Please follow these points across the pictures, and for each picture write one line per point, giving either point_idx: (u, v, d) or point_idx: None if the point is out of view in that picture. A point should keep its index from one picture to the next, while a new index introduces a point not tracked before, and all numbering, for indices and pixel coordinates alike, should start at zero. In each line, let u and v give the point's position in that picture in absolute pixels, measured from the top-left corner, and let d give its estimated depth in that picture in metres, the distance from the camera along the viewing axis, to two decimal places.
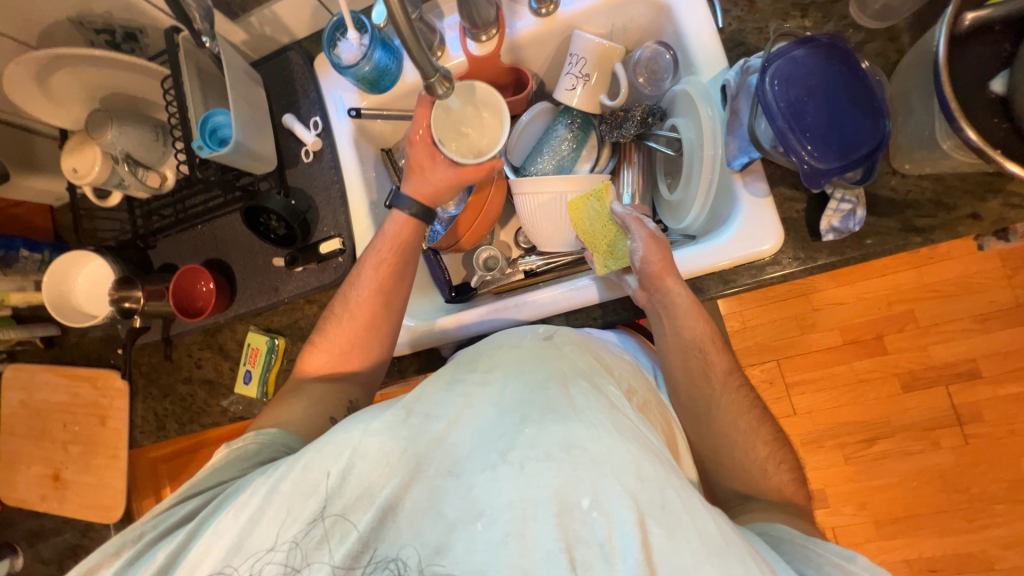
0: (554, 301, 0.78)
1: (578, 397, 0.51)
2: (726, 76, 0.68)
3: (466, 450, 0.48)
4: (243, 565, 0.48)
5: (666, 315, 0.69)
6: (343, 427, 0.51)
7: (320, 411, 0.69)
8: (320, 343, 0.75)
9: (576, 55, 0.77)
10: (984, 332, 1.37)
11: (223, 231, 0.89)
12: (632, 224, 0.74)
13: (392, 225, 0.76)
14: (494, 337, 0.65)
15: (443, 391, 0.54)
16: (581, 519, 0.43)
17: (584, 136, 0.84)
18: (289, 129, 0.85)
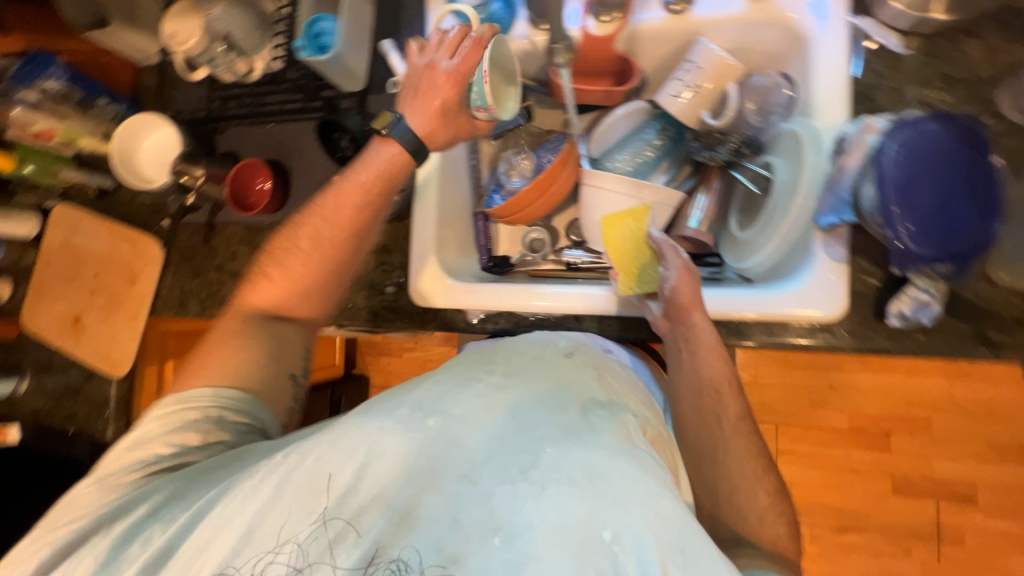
0: (576, 305, 0.77)
1: (596, 428, 0.54)
2: (843, 130, 0.65)
3: (482, 457, 0.50)
4: (255, 553, 0.48)
5: (686, 347, 0.69)
6: (355, 422, 0.53)
7: (279, 367, 0.70)
8: (266, 276, 0.72)
9: (693, 62, 0.73)
10: (995, 462, 1.32)
11: (289, 136, 0.89)
12: (667, 252, 0.72)
13: (380, 160, 0.70)
14: (518, 340, 0.72)
15: (457, 394, 0.56)
16: (602, 551, 0.44)
17: (670, 148, 0.83)
18: (383, 56, 0.83)
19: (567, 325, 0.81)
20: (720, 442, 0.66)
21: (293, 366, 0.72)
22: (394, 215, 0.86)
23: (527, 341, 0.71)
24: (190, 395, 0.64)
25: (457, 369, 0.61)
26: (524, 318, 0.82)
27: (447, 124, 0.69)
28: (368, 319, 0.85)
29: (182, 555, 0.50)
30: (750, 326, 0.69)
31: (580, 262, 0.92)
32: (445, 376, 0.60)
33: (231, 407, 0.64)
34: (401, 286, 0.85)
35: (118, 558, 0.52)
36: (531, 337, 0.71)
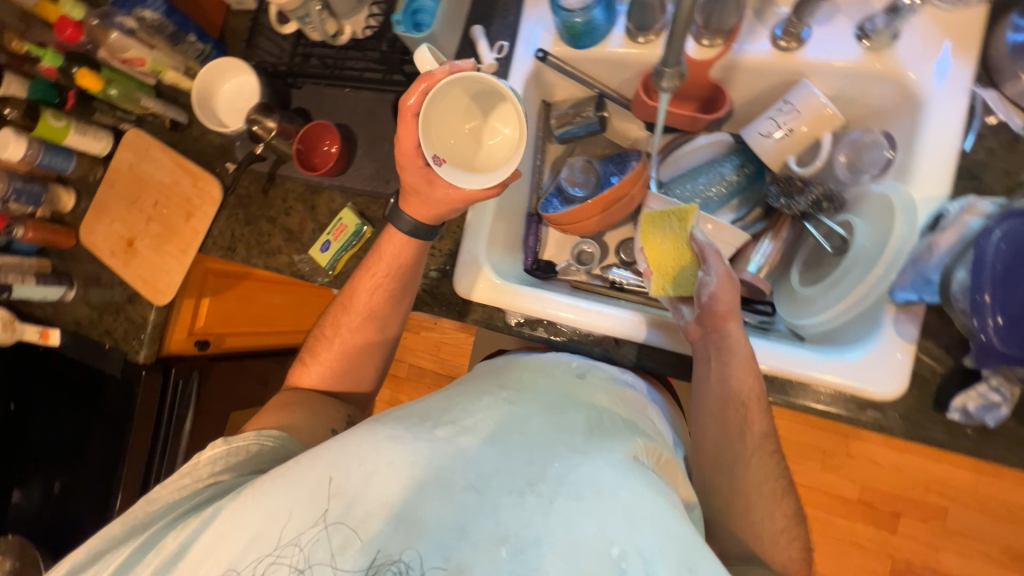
0: (604, 322, 0.77)
1: (601, 450, 0.55)
2: (943, 207, 0.60)
3: (491, 467, 0.51)
4: (260, 557, 0.48)
5: (717, 358, 0.66)
6: (366, 431, 0.55)
7: (321, 423, 0.71)
8: (309, 360, 0.79)
9: (791, 104, 0.69)
10: (1007, 568, 1.26)
11: (365, 104, 0.90)
12: (711, 256, 0.68)
13: (392, 245, 0.75)
14: (537, 357, 0.76)
15: (466, 407, 0.59)
16: (609, 568, 0.43)
17: (746, 186, 0.79)
18: (472, 41, 0.83)
19: (605, 347, 0.80)
20: (742, 463, 0.64)
21: (333, 421, 0.73)
22: None
23: (541, 360, 0.75)
24: (236, 442, 0.62)
25: (466, 390, 0.65)
26: (562, 329, 0.81)
27: (438, 200, 0.71)
28: None
29: (193, 554, 0.50)
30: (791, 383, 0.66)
31: (626, 282, 0.91)
32: (455, 397, 0.62)
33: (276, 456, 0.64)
34: (444, 272, 0.84)
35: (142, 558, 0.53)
36: (545, 358, 0.74)
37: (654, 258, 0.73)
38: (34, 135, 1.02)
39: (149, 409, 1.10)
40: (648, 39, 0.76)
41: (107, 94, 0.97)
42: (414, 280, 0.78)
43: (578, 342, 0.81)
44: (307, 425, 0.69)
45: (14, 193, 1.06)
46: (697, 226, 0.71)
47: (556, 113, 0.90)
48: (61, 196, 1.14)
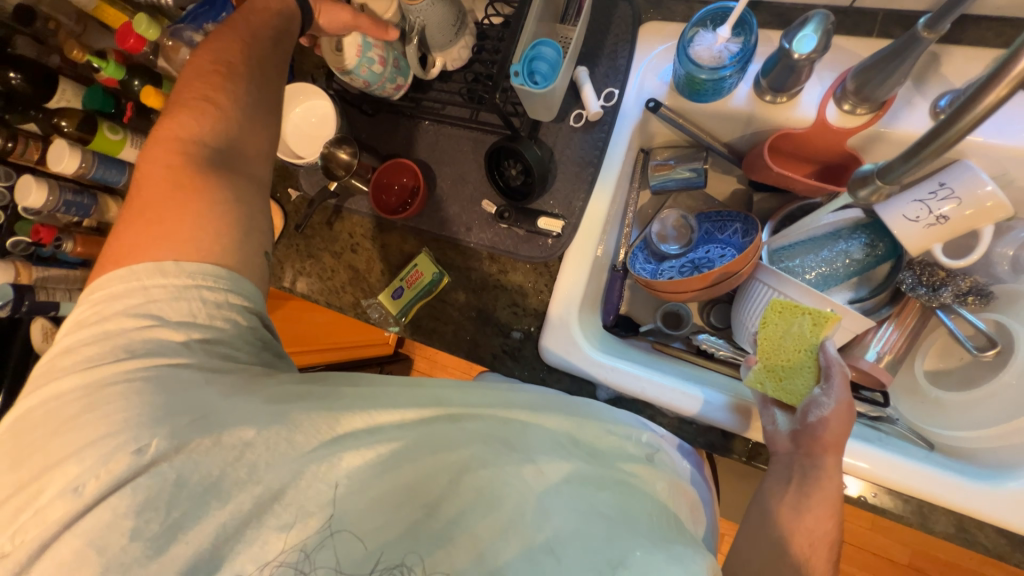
0: (679, 398, 0.70)
1: (677, 542, 0.54)
2: None
3: (567, 532, 0.54)
4: (316, 516, 0.50)
5: (798, 483, 0.58)
6: (472, 447, 0.58)
7: (253, 241, 0.58)
8: (188, 129, 0.58)
9: (948, 188, 0.61)
10: None
11: (447, 141, 0.84)
12: (836, 377, 0.61)
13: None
14: (603, 411, 0.68)
15: (555, 449, 0.61)
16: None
17: (870, 267, 0.72)
18: (575, 84, 0.76)
19: (709, 437, 0.73)
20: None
21: (265, 243, 0.60)
22: (541, 259, 0.77)
23: (615, 417, 0.68)
24: (175, 280, 0.51)
25: (555, 416, 0.64)
26: (662, 413, 0.75)
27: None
28: (485, 357, 0.80)
29: (285, 501, 0.50)
30: (904, 496, 0.61)
31: (718, 351, 0.81)
32: (547, 415, 0.63)
33: (235, 303, 0.54)
34: (528, 334, 0.78)
35: (228, 481, 0.48)
36: (610, 414, 0.67)
37: (766, 348, 0.67)
38: (89, 148, 0.95)
39: None
40: (779, 100, 0.68)
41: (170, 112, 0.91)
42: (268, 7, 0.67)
43: (679, 431, 0.74)
44: (232, 246, 0.55)
45: (65, 206, 1.00)
46: (830, 337, 0.64)
47: (655, 161, 0.83)
48: (110, 207, 1.09)
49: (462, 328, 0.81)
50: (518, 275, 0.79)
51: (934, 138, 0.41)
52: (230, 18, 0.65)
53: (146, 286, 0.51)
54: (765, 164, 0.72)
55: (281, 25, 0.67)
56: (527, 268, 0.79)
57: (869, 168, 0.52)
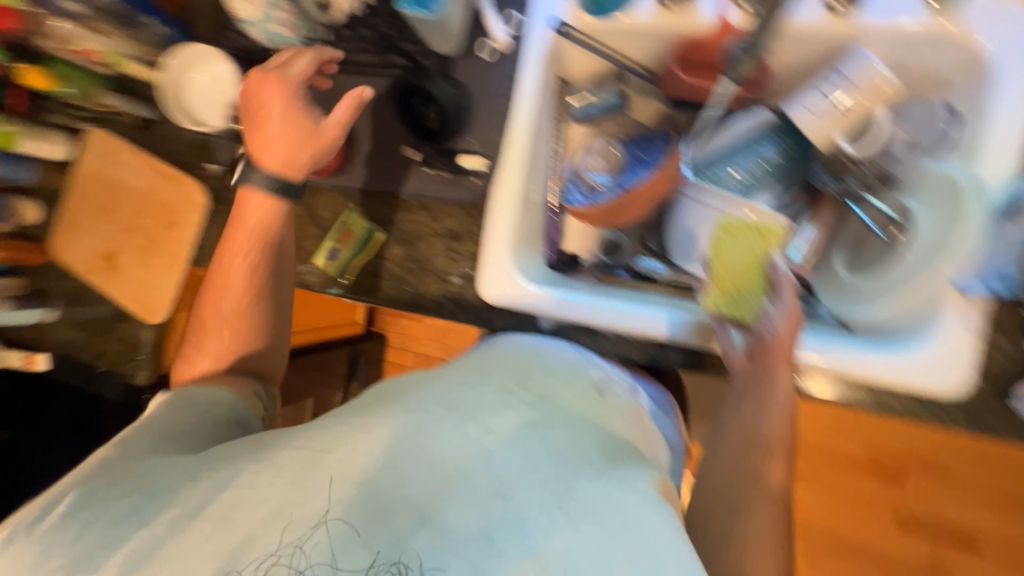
0: (616, 318, 0.71)
1: (624, 470, 0.54)
2: (1010, 190, 0.58)
3: (516, 476, 0.52)
4: (274, 530, 0.50)
5: (757, 395, 0.62)
6: (400, 422, 0.55)
7: (245, 388, 0.72)
8: (212, 328, 0.73)
9: (844, 76, 0.64)
10: (1000, 512, 1.39)
11: (361, 91, 0.81)
12: (786, 288, 0.63)
13: (252, 202, 0.72)
14: (547, 356, 0.68)
15: (492, 404, 0.57)
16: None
17: (788, 167, 0.73)
18: (479, 15, 0.75)
19: (650, 352, 0.77)
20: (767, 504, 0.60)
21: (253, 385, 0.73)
22: (468, 200, 0.77)
23: (563, 357, 0.69)
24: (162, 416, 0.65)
25: (497, 374, 0.62)
26: (600, 334, 0.77)
27: None
28: (430, 307, 0.80)
29: (207, 515, 0.51)
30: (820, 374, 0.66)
31: (658, 274, 0.84)
32: (480, 378, 0.61)
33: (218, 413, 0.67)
34: (467, 277, 0.78)
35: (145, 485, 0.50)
36: (552, 355, 0.69)
37: (720, 270, 0.67)
38: None
39: None
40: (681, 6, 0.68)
41: (62, 94, 0.86)
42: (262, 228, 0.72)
43: (618, 347, 0.76)
44: (229, 404, 0.68)
45: None
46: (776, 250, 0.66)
47: (574, 91, 0.83)
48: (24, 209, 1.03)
49: (403, 280, 0.81)
50: (450, 219, 0.79)
51: None
52: (240, 209, 0.73)
53: (152, 415, 0.66)
54: (672, 77, 0.73)
55: (270, 226, 0.72)
56: (458, 211, 0.78)
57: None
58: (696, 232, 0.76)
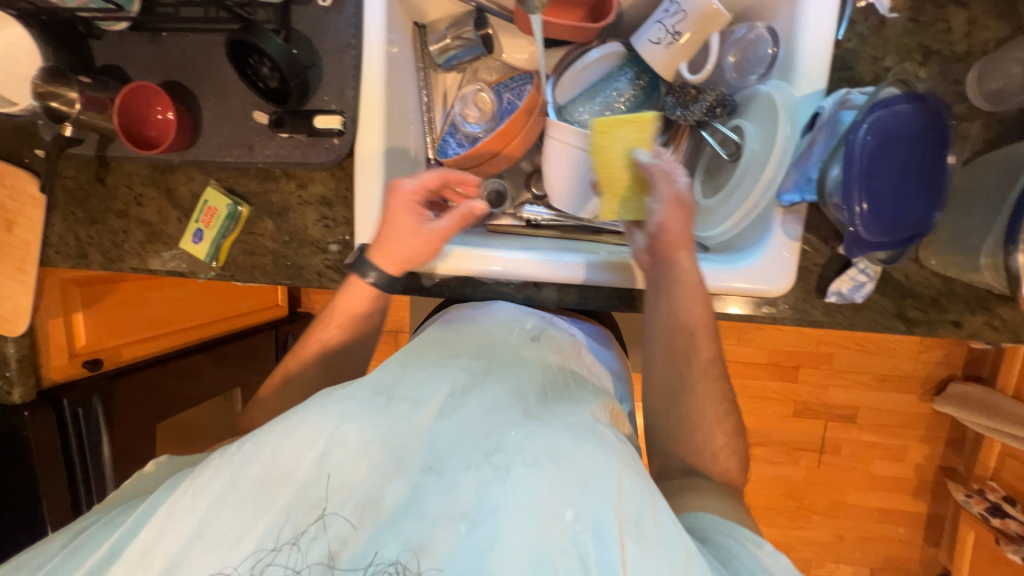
0: (507, 267, 0.72)
1: (558, 409, 0.53)
2: (819, 104, 0.62)
3: (450, 443, 0.48)
4: (194, 557, 0.43)
5: (663, 290, 0.63)
6: (317, 409, 0.48)
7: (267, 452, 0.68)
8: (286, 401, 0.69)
9: (678, 5, 0.66)
10: (875, 389, 1.62)
11: (193, 51, 0.73)
12: (660, 178, 0.60)
13: (353, 292, 0.70)
14: (479, 320, 0.68)
15: (423, 380, 0.54)
16: (565, 533, 0.42)
17: (643, 101, 0.77)
18: None
19: (527, 292, 0.78)
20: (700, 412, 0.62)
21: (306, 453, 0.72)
22: (333, 163, 0.73)
23: (495, 318, 0.69)
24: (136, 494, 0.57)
25: (434, 347, 0.61)
26: (485, 283, 0.78)
27: None
28: (312, 279, 0.78)
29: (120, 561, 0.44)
30: None
31: (540, 219, 0.85)
32: (413, 356, 0.59)
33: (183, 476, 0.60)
34: (346, 243, 0.77)
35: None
36: (490, 320, 0.68)
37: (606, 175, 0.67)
38: None
39: (50, 445, 0.98)
40: None
41: None
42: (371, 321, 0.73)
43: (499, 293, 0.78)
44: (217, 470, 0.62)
45: None
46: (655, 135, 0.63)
47: (433, 37, 0.79)
48: None
49: (280, 254, 0.78)
50: (318, 185, 0.76)
51: None
52: (347, 288, 0.71)
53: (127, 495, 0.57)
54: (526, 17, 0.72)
55: (372, 305, 0.71)
56: (324, 175, 0.75)
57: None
58: (569, 172, 0.76)
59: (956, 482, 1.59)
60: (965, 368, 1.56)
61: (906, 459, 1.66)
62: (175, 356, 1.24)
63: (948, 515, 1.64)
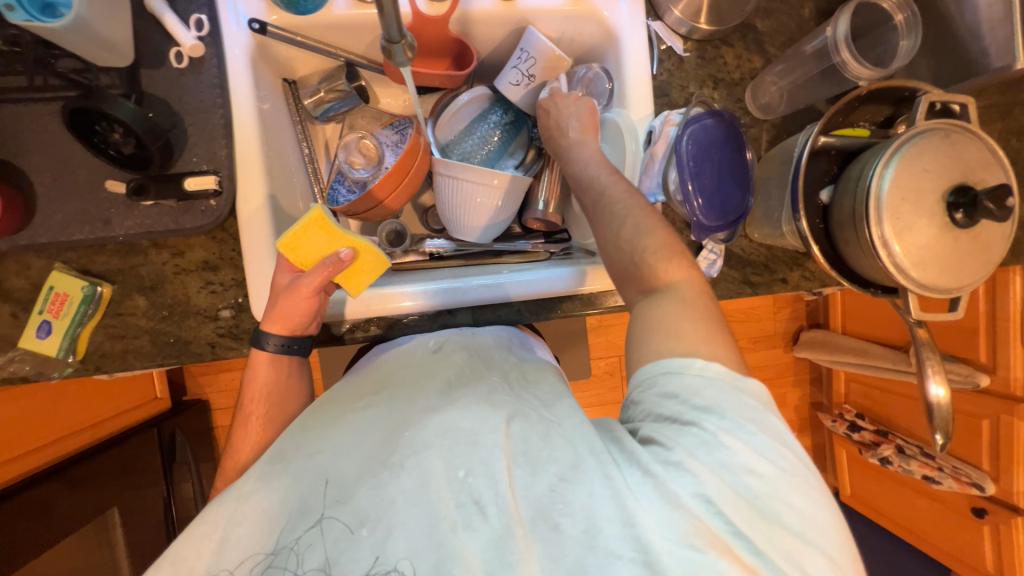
0: (428, 298, 0.76)
1: (453, 399, 0.62)
2: (651, 123, 0.77)
3: (347, 470, 0.55)
4: None
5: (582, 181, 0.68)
6: (240, 493, 0.56)
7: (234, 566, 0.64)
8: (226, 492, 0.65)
9: (527, 53, 0.77)
10: (752, 350, 1.92)
11: (14, 123, 0.64)
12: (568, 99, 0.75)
13: (263, 370, 0.69)
14: (385, 358, 0.74)
15: (321, 432, 0.60)
16: (455, 488, 0.52)
17: (516, 133, 0.86)
18: (155, 17, 0.66)
19: (442, 321, 0.81)
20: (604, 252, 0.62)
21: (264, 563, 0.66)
22: (212, 226, 0.69)
23: (400, 352, 0.75)
24: None
25: (341, 396, 0.67)
26: (399, 321, 0.80)
27: None
28: (204, 352, 0.71)
29: None
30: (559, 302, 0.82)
31: (443, 250, 0.89)
32: (321, 410, 0.65)
33: None
34: (239, 306, 0.71)
35: None
36: (401, 346, 0.75)
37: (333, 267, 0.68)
38: None
39: None
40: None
41: None
42: (295, 388, 0.72)
43: (415, 327, 0.81)
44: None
45: None
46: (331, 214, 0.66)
47: (306, 91, 0.80)
48: None
49: (159, 333, 0.70)
50: (197, 250, 0.70)
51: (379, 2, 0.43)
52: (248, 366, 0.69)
53: None
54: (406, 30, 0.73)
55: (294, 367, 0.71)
56: (203, 239, 0.70)
57: (383, 35, 0.50)
58: (469, 201, 0.81)
59: (823, 411, 1.94)
60: (808, 319, 1.93)
61: (786, 403, 1.98)
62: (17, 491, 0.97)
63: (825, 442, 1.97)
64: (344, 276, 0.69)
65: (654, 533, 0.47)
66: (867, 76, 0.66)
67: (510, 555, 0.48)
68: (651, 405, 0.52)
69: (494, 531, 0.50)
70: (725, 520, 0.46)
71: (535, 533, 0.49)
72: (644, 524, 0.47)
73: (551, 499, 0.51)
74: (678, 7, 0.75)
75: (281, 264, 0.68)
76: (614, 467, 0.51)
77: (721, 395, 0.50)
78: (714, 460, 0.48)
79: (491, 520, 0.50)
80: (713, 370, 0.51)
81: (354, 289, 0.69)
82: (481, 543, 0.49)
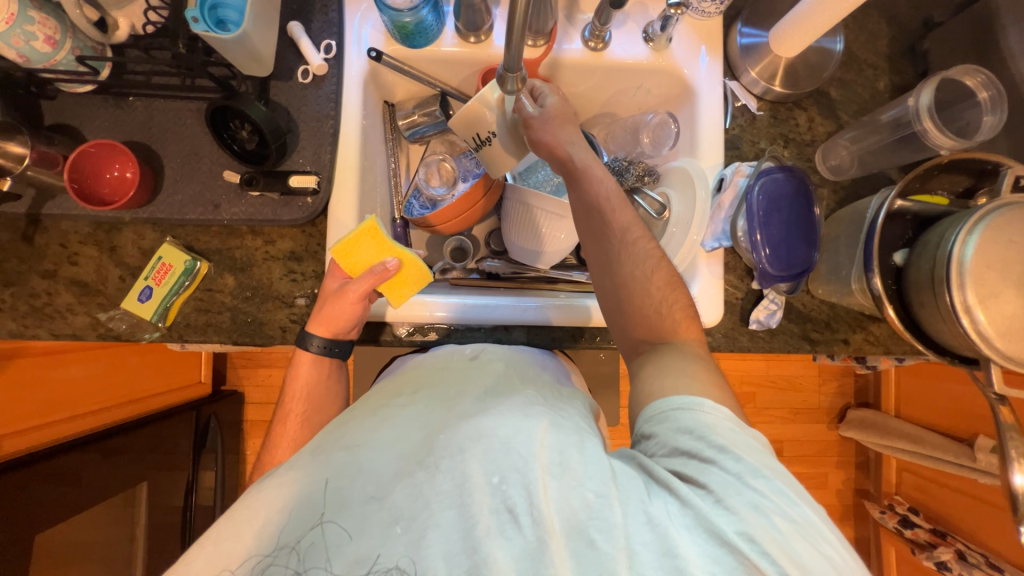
0: (480, 309, 0.79)
1: (488, 404, 0.60)
2: (721, 172, 0.80)
3: (381, 464, 0.53)
4: None
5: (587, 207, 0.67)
6: (276, 477, 0.54)
7: None
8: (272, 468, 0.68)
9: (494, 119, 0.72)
10: (793, 421, 1.82)
11: (162, 116, 0.74)
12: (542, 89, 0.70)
13: (306, 371, 0.73)
14: (423, 359, 0.75)
15: (361, 426, 0.59)
16: (486, 493, 0.49)
17: None
18: (293, 40, 0.77)
19: (496, 335, 0.83)
20: (642, 281, 0.64)
21: None
22: (305, 220, 0.75)
23: (437, 355, 0.76)
24: None
25: (375, 396, 0.68)
26: (454, 329, 0.82)
27: None
28: (274, 334, 0.76)
29: None
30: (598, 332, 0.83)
31: (500, 270, 0.92)
32: (355, 408, 0.65)
33: None
34: (313, 296, 0.76)
35: None
36: (439, 352, 0.76)
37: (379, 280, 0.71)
38: None
39: None
40: (481, 39, 0.79)
41: None
42: (331, 391, 0.75)
43: (469, 339, 0.83)
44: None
45: None
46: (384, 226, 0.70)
47: (401, 113, 0.89)
48: None
49: (239, 311, 0.76)
50: (286, 240, 0.77)
51: (514, 20, 0.47)
52: (292, 364, 0.74)
53: None
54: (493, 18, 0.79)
55: (336, 367, 0.75)
56: (293, 231, 0.77)
57: (501, 64, 0.58)
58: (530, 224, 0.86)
59: (869, 501, 1.78)
60: (856, 396, 1.82)
61: (827, 485, 1.84)
62: (71, 447, 1.03)
63: (871, 536, 1.80)
64: (389, 286, 0.72)
65: (697, 568, 0.44)
66: (950, 144, 0.68)
67: (544, 570, 0.45)
68: (666, 436, 0.53)
69: (528, 542, 0.47)
70: (772, 563, 0.43)
71: (570, 548, 0.46)
72: (688, 557, 0.44)
73: (587, 515, 0.47)
74: (755, 69, 0.80)
75: (335, 269, 0.73)
76: (655, 496, 0.48)
77: (734, 435, 0.50)
78: (747, 498, 0.46)
79: (526, 531, 0.47)
80: (722, 410, 0.52)
81: (398, 299, 0.73)
82: (515, 553, 0.46)
